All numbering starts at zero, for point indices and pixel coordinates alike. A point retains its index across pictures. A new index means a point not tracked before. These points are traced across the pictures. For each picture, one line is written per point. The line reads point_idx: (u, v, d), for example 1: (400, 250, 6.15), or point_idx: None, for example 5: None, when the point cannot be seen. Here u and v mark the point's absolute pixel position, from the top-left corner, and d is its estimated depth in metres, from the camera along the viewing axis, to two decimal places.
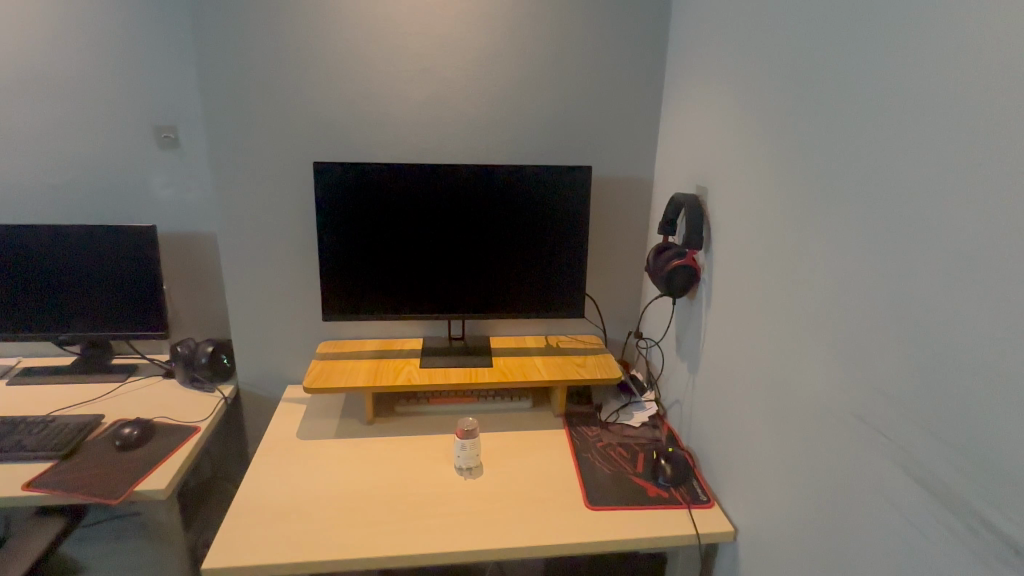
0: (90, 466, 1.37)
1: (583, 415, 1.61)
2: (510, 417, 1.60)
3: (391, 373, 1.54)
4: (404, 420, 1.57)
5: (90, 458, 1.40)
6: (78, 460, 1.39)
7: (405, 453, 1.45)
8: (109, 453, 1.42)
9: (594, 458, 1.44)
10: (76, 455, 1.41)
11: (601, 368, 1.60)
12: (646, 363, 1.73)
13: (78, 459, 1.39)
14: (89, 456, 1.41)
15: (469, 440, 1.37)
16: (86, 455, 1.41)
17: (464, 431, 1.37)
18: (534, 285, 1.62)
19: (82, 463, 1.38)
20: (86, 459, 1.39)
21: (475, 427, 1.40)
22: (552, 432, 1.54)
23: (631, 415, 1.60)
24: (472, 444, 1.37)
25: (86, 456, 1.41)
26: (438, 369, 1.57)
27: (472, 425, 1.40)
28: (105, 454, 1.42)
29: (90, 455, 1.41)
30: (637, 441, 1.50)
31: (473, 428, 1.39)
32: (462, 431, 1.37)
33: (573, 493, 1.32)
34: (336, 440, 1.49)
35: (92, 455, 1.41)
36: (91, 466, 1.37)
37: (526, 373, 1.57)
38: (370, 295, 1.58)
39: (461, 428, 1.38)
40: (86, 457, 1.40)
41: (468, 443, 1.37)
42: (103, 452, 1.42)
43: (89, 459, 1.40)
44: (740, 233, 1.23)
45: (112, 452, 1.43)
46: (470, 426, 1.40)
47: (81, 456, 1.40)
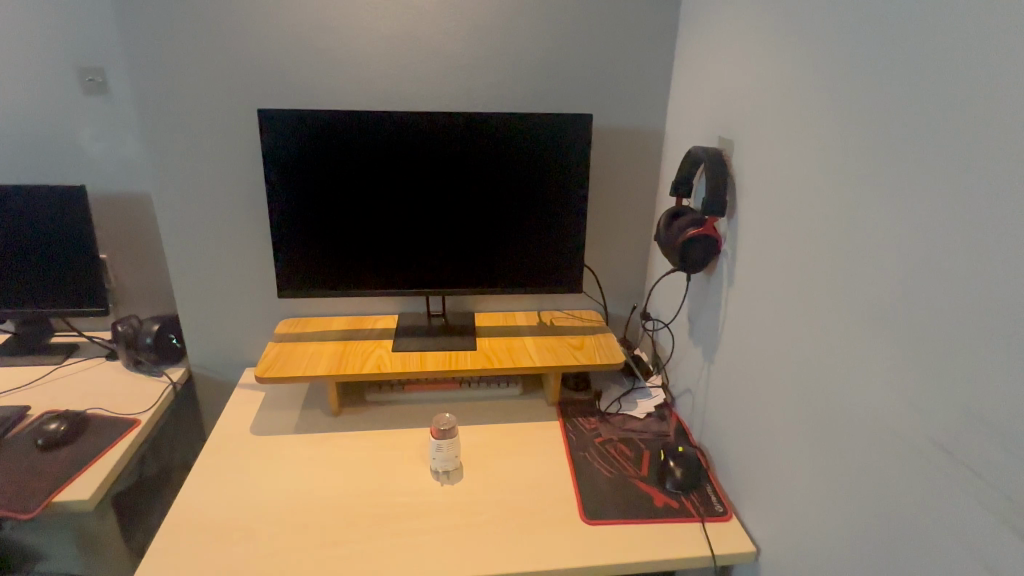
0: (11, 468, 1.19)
1: (579, 405, 1.41)
2: (496, 407, 1.40)
3: (357, 358, 1.34)
4: (375, 411, 1.38)
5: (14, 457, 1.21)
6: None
7: (373, 451, 1.26)
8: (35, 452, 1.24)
9: (591, 458, 1.25)
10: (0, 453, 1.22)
11: (601, 351, 1.39)
12: (652, 344, 1.52)
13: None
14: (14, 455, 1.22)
15: (446, 440, 1.17)
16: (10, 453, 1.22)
17: (440, 430, 1.17)
18: (527, 257, 1.40)
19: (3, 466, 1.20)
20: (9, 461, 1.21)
21: (454, 424, 1.20)
22: (543, 425, 1.34)
23: (634, 404, 1.40)
24: (450, 445, 1.17)
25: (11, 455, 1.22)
26: (414, 353, 1.36)
27: (451, 422, 1.20)
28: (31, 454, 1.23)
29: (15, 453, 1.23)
30: (641, 437, 1.31)
31: (451, 425, 1.19)
32: (438, 430, 1.17)
33: (565, 501, 1.14)
34: (294, 436, 1.30)
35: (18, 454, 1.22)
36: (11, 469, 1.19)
37: (514, 356, 1.36)
38: (334, 268, 1.36)
39: (437, 426, 1.18)
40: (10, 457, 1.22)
41: (445, 444, 1.17)
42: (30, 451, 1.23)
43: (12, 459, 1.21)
44: (774, 197, 1.00)
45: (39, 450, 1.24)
46: (449, 424, 1.20)
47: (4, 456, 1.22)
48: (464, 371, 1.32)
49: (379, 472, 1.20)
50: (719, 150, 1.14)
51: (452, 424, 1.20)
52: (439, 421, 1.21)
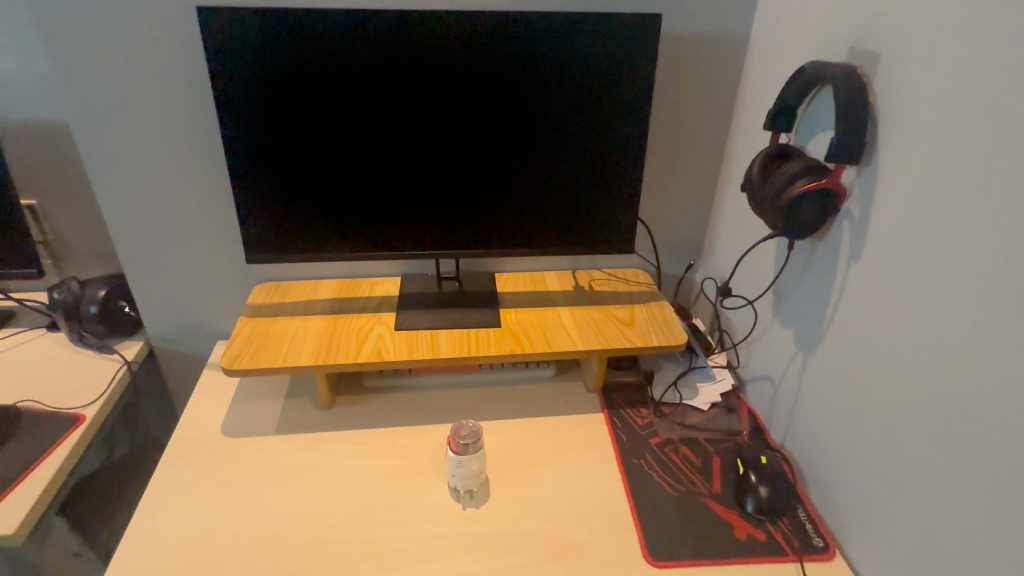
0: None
1: (626, 392, 1.15)
2: (525, 395, 1.14)
3: (350, 341, 1.06)
4: (376, 403, 1.12)
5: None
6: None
7: (373, 460, 1.00)
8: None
9: (648, 467, 1.00)
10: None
11: (656, 328, 1.11)
12: (714, 314, 1.24)
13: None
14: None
15: (469, 456, 0.91)
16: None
17: (460, 445, 0.92)
18: (564, 208, 1.08)
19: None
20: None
21: (479, 435, 0.94)
22: (584, 421, 1.09)
23: (694, 391, 1.14)
24: (474, 461, 0.92)
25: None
26: (422, 332, 1.08)
27: (476, 431, 0.94)
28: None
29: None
30: (707, 438, 1.06)
31: (476, 436, 0.93)
32: (458, 446, 0.92)
33: (621, 530, 0.90)
34: (274, 438, 1.04)
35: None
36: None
37: (549, 336, 1.08)
38: (317, 224, 1.05)
39: (456, 439, 0.92)
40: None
41: (467, 460, 0.91)
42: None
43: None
44: (949, 142, 0.68)
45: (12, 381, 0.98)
46: (472, 433, 0.94)
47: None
48: (486, 357, 1.04)
49: (381, 491, 0.95)
50: (851, 67, 0.81)
51: (477, 433, 0.94)
52: (458, 429, 0.95)
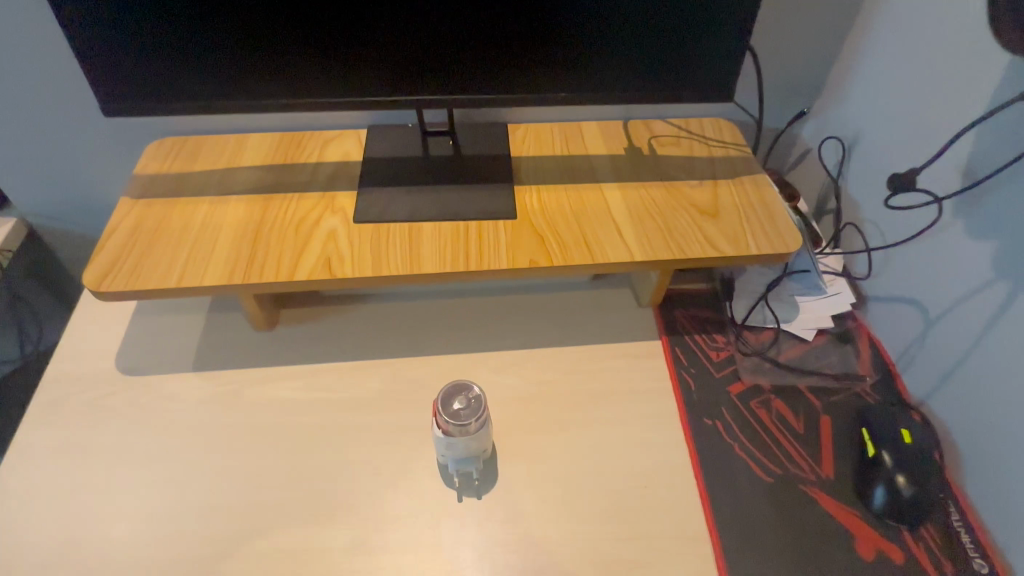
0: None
1: (694, 310, 0.81)
2: (549, 311, 0.80)
3: (285, 242, 0.69)
4: (336, 322, 0.79)
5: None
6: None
7: (327, 419, 0.70)
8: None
9: (728, 435, 0.69)
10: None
11: (753, 223, 0.73)
12: (829, 190, 0.84)
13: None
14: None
15: (461, 440, 0.60)
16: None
17: (450, 428, 0.59)
18: (646, 22, 0.62)
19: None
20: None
21: (482, 409, 0.60)
22: (633, 355, 0.76)
23: (792, 309, 0.79)
24: (473, 443, 0.61)
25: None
26: (395, 227, 0.71)
27: (479, 401, 0.61)
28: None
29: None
30: (811, 387, 0.73)
31: (476, 412, 0.60)
32: (445, 427, 0.60)
33: (688, 540, 0.62)
34: (189, 377, 0.73)
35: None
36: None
37: (590, 236, 0.71)
38: (223, 46, 0.60)
39: (443, 415, 0.60)
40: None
41: (460, 443, 0.61)
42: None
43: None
44: None
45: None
46: (473, 403, 0.61)
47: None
48: (493, 272, 0.68)
49: (338, 471, 0.66)
50: None
51: (480, 405, 0.61)
52: (450, 394, 0.61)
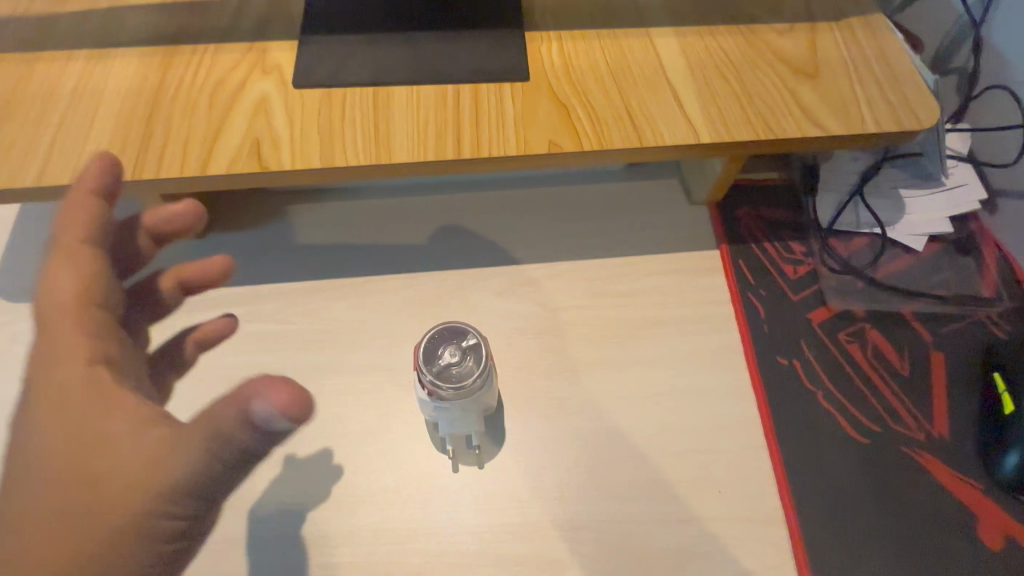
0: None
1: (763, 209, 0.61)
2: (571, 212, 0.60)
3: (194, 118, 0.47)
4: (286, 228, 0.59)
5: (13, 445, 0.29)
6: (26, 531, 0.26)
7: (277, 360, 0.53)
8: (48, 330, 0.29)
9: (810, 380, 0.52)
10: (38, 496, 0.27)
11: (868, 85, 0.51)
12: (961, 37, 0.61)
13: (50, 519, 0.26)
14: (211, 432, 0.26)
15: (457, 404, 0.44)
16: (134, 453, 0.27)
17: (441, 394, 0.42)
18: None
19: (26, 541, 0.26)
20: (66, 518, 0.26)
21: (484, 363, 0.43)
22: (682, 271, 0.57)
23: (897, 208, 0.59)
24: (473, 406, 0.45)
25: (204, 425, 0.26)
26: (355, 94, 0.49)
27: (478, 353, 0.43)
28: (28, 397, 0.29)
29: (134, 442, 0.27)
30: (919, 314, 0.55)
31: (475, 370, 0.43)
32: (433, 391, 0.42)
33: (755, 524, 0.47)
34: None
35: (208, 413, 0.26)
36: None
37: (636, 108, 0.49)
38: None
39: (428, 373, 0.43)
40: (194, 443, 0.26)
41: (454, 407, 0.44)
42: (71, 333, 0.29)
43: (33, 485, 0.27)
44: None
45: (70, 294, 0.30)
46: (470, 354, 0.44)
47: (162, 454, 0.26)
48: (497, 161, 0.47)
49: (296, 431, 0.50)
50: None
51: (479, 358, 0.43)
52: (437, 342, 0.44)
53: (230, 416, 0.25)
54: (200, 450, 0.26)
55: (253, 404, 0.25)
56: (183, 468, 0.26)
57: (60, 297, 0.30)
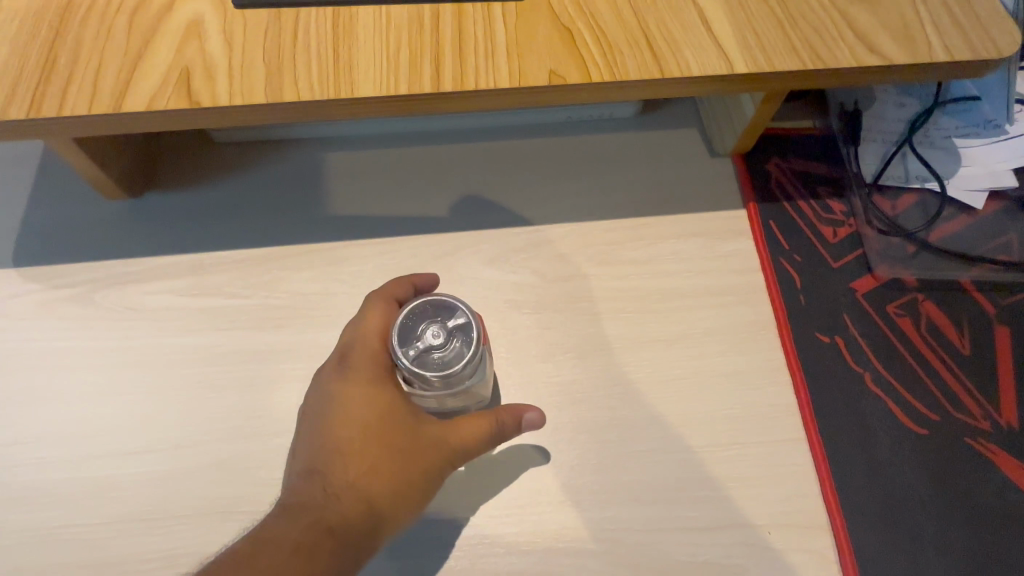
0: (286, 513, 0.29)
1: (796, 163, 0.52)
2: (574, 166, 0.52)
3: (109, 42, 0.38)
4: (238, 186, 0.50)
5: (309, 424, 0.33)
6: (349, 489, 0.30)
7: (227, 341, 0.45)
8: (364, 356, 0.34)
9: (855, 361, 0.44)
10: (355, 458, 0.31)
11: (936, 8, 0.42)
12: None
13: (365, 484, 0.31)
14: (489, 432, 0.34)
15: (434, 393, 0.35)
16: (431, 445, 0.33)
17: (421, 383, 0.33)
18: None
19: (342, 495, 0.30)
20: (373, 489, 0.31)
21: (474, 349, 0.34)
22: (703, 235, 0.49)
23: (953, 159, 0.51)
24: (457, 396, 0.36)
25: (487, 418, 0.34)
26: (310, 14, 0.40)
27: (466, 339, 0.34)
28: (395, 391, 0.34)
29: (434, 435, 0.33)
30: (979, 283, 0.47)
31: (462, 355, 0.34)
32: (411, 379, 0.33)
33: (793, 532, 0.40)
34: (6, 278, 0.46)
35: (487, 421, 0.34)
36: (301, 519, 0.29)
37: (655, 32, 0.40)
38: None
39: (406, 355, 0.33)
40: (481, 428, 0.34)
41: (432, 395, 0.35)
42: (380, 349, 0.34)
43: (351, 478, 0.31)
44: None
45: (382, 330, 0.35)
46: (457, 335, 0.34)
47: (455, 433, 0.33)
48: (486, 96, 0.38)
49: (251, 424, 0.42)
50: None
51: (469, 341, 0.34)
52: (420, 316, 0.34)
53: (507, 421, 0.34)
54: (485, 438, 0.34)
55: (520, 415, 0.35)
56: (467, 453, 0.34)
57: (379, 331, 0.35)
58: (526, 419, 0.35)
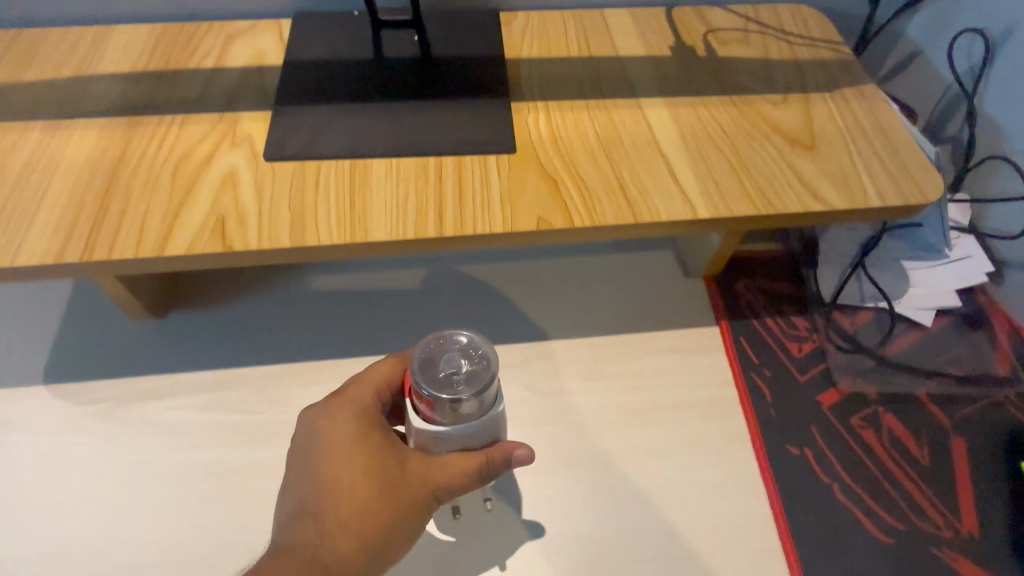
0: (278, 552, 0.32)
1: (763, 283, 0.58)
2: (561, 286, 0.57)
3: (154, 194, 0.44)
4: (256, 306, 0.55)
5: (302, 466, 0.35)
6: (338, 529, 0.33)
7: (241, 455, 0.48)
8: (356, 400, 0.36)
9: (824, 471, 0.48)
10: (342, 501, 0.33)
11: (869, 159, 0.49)
12: (954, 105, 0.61)
13: (352, 526, 0.33)
14: (476, 471, 0.34)
15: (458, 429, 0.34)
16: (417, 484, 0.34)
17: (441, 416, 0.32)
18: None
19: (332, 534, 0.33)
20: (360, 531, 0.33)
21: (489, 376, 0.32)
22: (681, 350, 0.53)
23: (902, 280, 0.57)
24: (485, 432, 0.34)
25: (475, 454, 0.35)
26: (331, 167, 0.46)
27: (479, 371, 0.32)
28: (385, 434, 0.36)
29: (421, 475, 0.34)
30: (934, 395, 0.52)
31: (479, 382, 0.32)
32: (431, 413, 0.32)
33: None
34: (36, 396, 0.50)
35: (473, 459, 0.34)
36: (292, 559, 0.31)
37: (628, 181, 0.46)
38: None
39: (424, 391, 0.32)
40: (467, 462, 0.34)
41: (456, 436, 0.34)
42: (373, 393, 0.37)
43: (339, 521, 0.33)
44: None
45: (376, 377, 0.37)
46: (469, 369, 0.32)
47: (440, 468, 0.34)
48: (483, 238, 0.44)
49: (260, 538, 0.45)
50: None
51: (485, 367, 0.32)
52: (434, 351, 0.33)
53: (494, 460, 0.35)
54: (473, 474, 0.34)
55: (508, 453, 0.35)
56: (453, 487, 0.34)
57: (372, 379, 0.37)
58: (514, 458, 0.35)
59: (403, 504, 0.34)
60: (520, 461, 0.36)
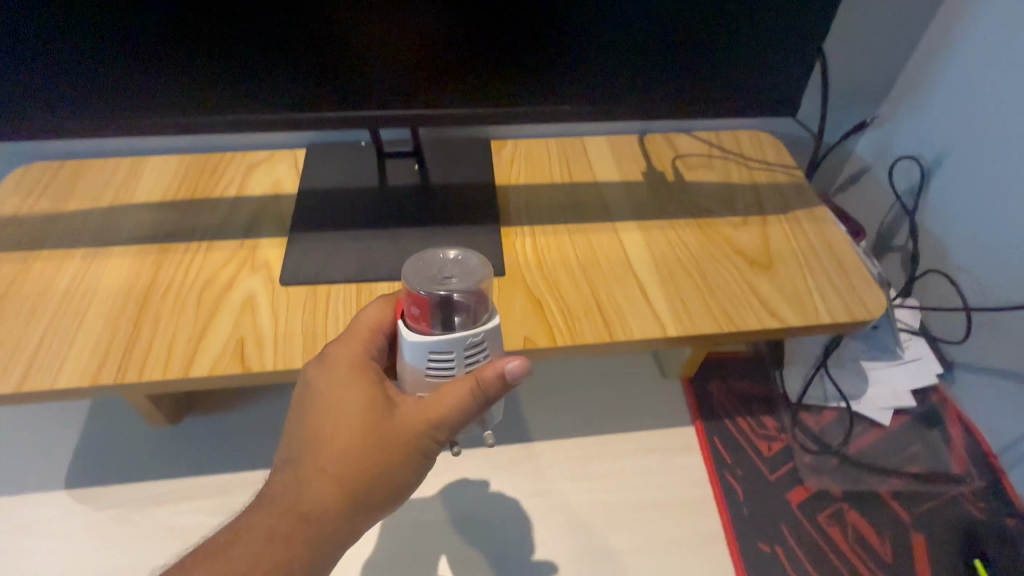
0: (267, 507, 0.33)
1: (734, 384, 0.63)
2: (548, 389, 0.62)
3: (182, 318, 0.49)
4: (265, 410, 0.59)
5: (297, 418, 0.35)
6: (319, 477, 0.33)
7: None
8: (350, 347, 0.35)
9: (795, 569, 0.51)
10: (327, 450, 0.33)
11: (819, 276, 0.55)
12: (899, 219, 0.68)
13: (335, 473, 0.33)
14: (466, 399, 0.31)
15: (454, 323, 0.34)
16: (403, 433, 0.33)
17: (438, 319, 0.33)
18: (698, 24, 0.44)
19: (312, 483, 0.33)
20: (342, 480, 0.33)
21: (480, 273, 0.35)
22: (659, 450, 0.58)
23: (861, 381, 0.62)
24: (479, 349, 0.34)
25: (468, 378, 0.32)
26: (339, 290, 0.52)
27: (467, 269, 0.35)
28: (378, 383, 0.34)
29: (409, 421, 0.33)
30: (896, 492, 0.56)
31: (471, 275, 0.35)
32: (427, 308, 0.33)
33: None
34: (57, 502, 0.53)
35: (463, 387, 0.32)
36: (275, 511, 0.32)
37: (605, 301, 0.52)
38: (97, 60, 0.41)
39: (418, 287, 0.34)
40: (458, 395, 0.32)
41: (454, 346, 0.33)
42: (367, 341, 0.36)
43: (322, 467, 0.33)
44: None
45: (373, 324, 0.36)
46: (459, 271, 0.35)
47: (431, 408, 0.32)
48: None
49: None
50: None
51: (475, 268, 0.36)
52: (425, 266, 0.36)
53: (486, 379, 0.31)
54: (466, 406, 0.32)
55: (501, 366, 0.31)
56: (441, 428, 0.32)
57: (368, 324, 0.36)
58: (508, 372, 0.31)
59: (389, 451, 0.33)
60: (519, 373, 0.31)
